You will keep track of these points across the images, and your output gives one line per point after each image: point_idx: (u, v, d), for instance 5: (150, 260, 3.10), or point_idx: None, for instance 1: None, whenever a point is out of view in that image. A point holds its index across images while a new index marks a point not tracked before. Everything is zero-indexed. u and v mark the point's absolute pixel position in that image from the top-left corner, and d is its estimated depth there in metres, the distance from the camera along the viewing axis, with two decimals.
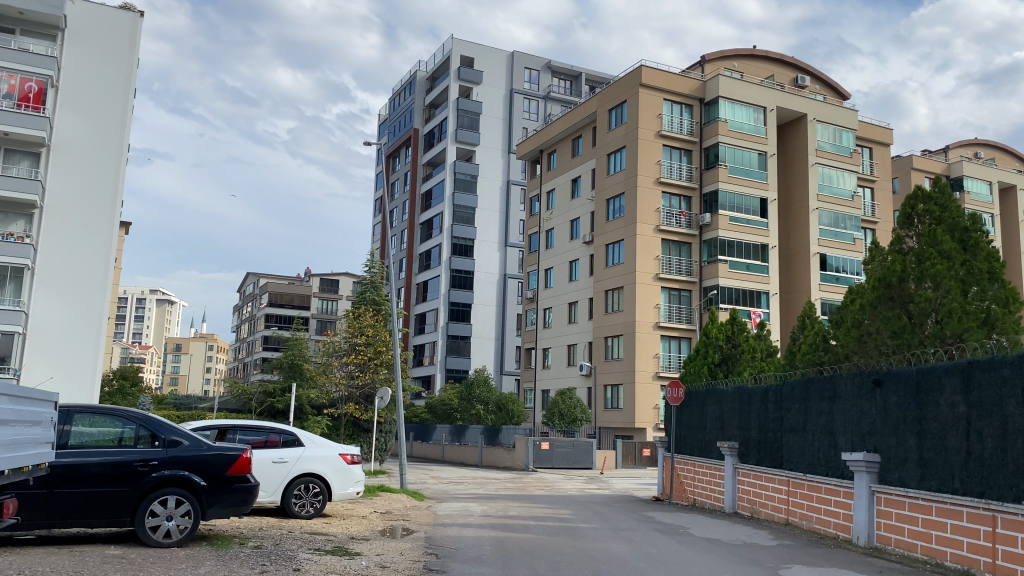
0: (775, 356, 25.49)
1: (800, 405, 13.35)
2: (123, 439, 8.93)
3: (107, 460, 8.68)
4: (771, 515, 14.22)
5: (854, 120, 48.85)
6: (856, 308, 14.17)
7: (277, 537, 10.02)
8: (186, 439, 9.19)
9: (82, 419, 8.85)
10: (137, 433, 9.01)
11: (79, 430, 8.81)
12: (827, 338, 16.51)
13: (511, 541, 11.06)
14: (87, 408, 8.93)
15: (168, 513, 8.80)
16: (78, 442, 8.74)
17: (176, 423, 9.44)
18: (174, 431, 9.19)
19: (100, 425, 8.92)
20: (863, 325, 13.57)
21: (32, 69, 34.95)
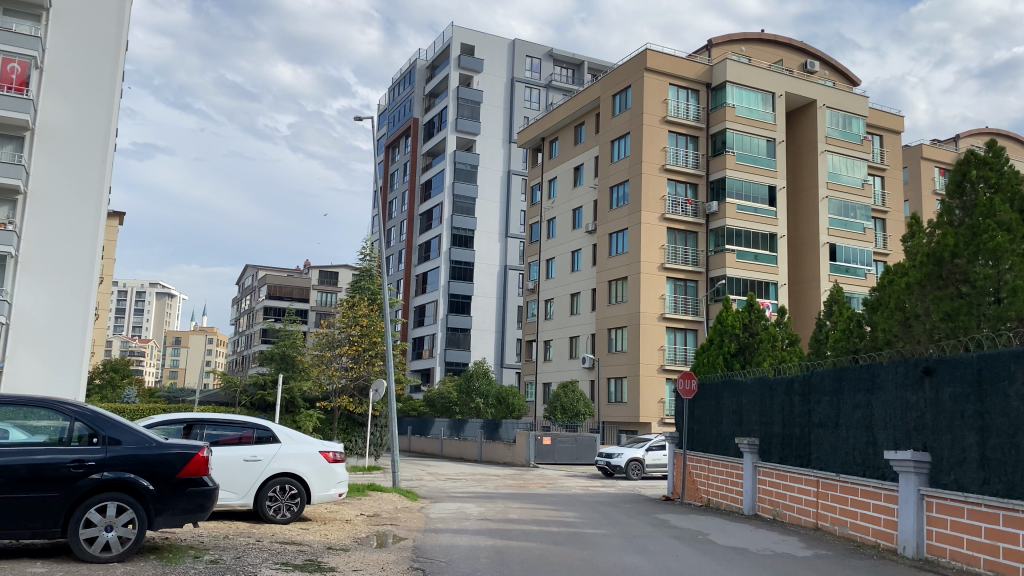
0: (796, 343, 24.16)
1: (831, 398, 12.07)
2: (59, 437, 7.58)
3: (39, 461, 7.35)
4: (797, 519, 12.93)
5: (865, 106, 47.39)
6: (899, 286, 12.96)
7: (240, 548, 8.68)
8: (132, 436, 7.86)
9: (19, 412, 7.50)
10: (75, 430, 7.65)
11: (15, 426, 7.50)
12: (862, 324, 15.35)
13: (511, 550, 9.77)
14: (20, 400, 7.56)
15: (107, 522, 7.50)
16: (9, 439, 7.42)
17: (124, 419, 8.10)
18: (120, 428, 7.84)
19: (31, 418, 7.55)
20: (910, 303, 12.40)
21: (15, 50, 33.74)
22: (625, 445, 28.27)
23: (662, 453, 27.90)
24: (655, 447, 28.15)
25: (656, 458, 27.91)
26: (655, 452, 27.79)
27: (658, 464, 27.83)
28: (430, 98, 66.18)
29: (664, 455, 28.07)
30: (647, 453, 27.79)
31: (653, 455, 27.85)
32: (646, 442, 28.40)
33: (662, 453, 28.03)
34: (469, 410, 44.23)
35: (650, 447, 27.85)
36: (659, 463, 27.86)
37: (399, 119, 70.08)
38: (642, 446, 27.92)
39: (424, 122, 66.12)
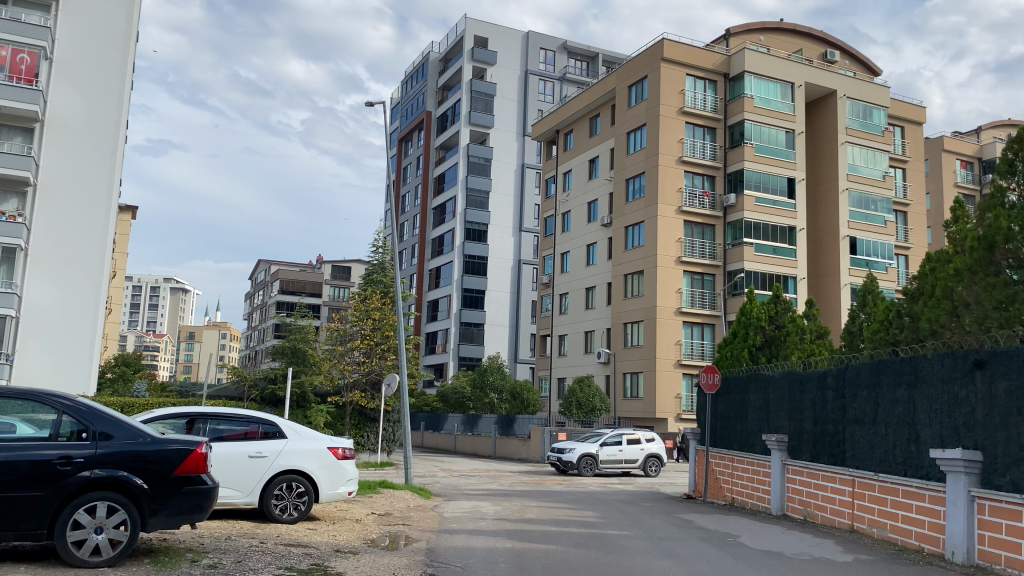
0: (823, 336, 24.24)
1: (869, 392, 11.42)
2: (54, 432, 7.04)
3: (31, 456, 6.83)
4: (830, 520, 12.28)
5: (886, 97, 46.42)
6: (948, 273, 13.07)
7: (243, 551, 8.12)
8: (129, 432, 7.29)
9: (26, 405, 7.03)
10: (68, 423, 7.11)
11: (23, 420, 7.01)
12: (904, 313, 15.43)
13: (532, 554, 9.16)
14: (26, 392, 7.09)
15: (97, 524, 6.93)
16: (14, 433, 6.93)
17: (124, 415, 7.55)
18: (117, 423, 7.28)
19: (31, 410, 7.05)
20: (960, 291, 12.62)
21: (24, 40, 33.16)
22: (580, 441, 26.99)
23: (616, 448, 26.42)
24: (610, 442, 26.69)
25: (609, 454, 26.39)
26: (609, 447, 26.33)
27: (612, 461, 26.31)
28: (443, 91, 65.62)
29: (619, 450, 26.55)
30: (599, 448, 26.38)
31: (607, 450, 26.38)
32: (602, 437, 27.05)
33: (617, 449, 26.51)
34: (483, 407, 43.58)
35: (603, 442, 26.46)
36: (613, 459, 26.32)
37: (412, 112, 69.48)
38: (596, 442, 26.58)
39: (437, 115, 65.46)
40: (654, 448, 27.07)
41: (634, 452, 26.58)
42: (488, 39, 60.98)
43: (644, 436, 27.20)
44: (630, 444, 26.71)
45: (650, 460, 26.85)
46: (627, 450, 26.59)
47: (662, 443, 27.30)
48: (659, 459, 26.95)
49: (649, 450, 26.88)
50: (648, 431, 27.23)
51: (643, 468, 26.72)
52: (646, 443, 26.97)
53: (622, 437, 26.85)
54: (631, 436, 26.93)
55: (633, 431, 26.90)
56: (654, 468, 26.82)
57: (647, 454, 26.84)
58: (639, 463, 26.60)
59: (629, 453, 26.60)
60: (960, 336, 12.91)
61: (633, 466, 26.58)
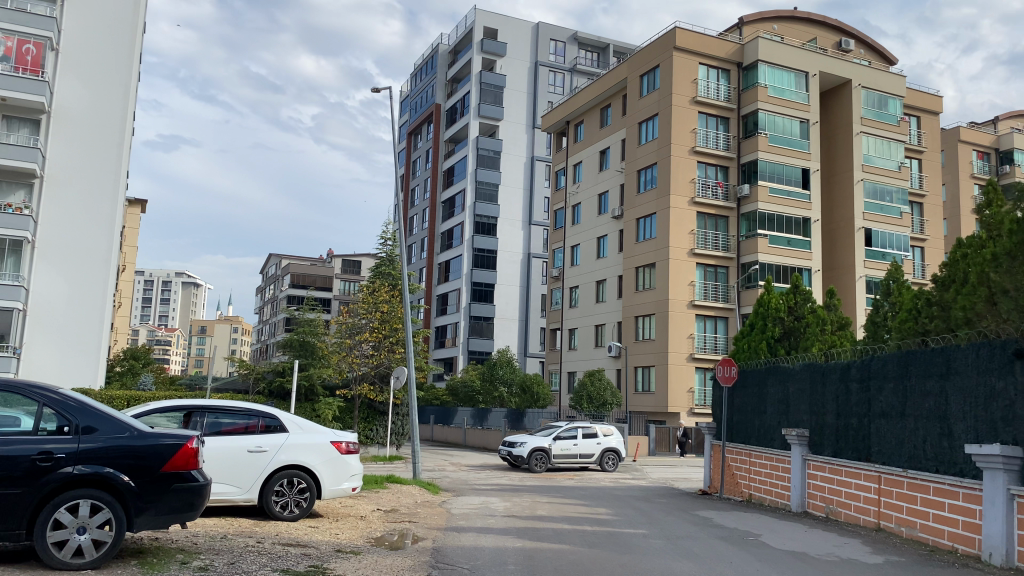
0: (842, 323, 24.09)
1: (897, 384, 10.89)
2: (51, 427, 6.66)
3: (24, 450, 6.44)
4: (855, 518, 11.77)
5: (902, 86, 45.62)
6: (986, 258, 12.72)
7: (237, 552, 7.68)
8: (121, 428, 6.86)
9: (32, 398, 6.69)
10: (61, 418, 6.70)
11: (30, 413, 6.67)
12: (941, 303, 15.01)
13: (544, 553, 8.70)
14: (31, 385, 6.76)
15: (79, 523, 6.50)
16: (16, 427, 6.59)
17: (118, 411, 7.14)
18: (109, 420, 6.85)
19: (31, 405, 6.69)
20: (998, 277, 12.22)
21: (30, 30, 32.72)
22: (533, 434, 25.65)
23: (571, 443, 25.20)
24: (565, 436, 25.45)
25: (564, 448, 25.19)
26: (563, 441, 25.14)
27: (566, 455, 25.14)
28: (453, 84, 65.15)
29: (574, 444, 25.36)
30: (553, 442, 25.12)
31: (560, 444, 25.14)
32: (556, 430, 25.72)
33: (572, 443, 25.33)
34: (493, 400, 43.08)
35: (557, 435, 25.19)
36: (567, 454, 25.17)
37: (421, 105, 69.06)
38: (550, 435, 25.29)
39: (446, 108, 64.96)
40: (612, 442, 26.11)
41: (590, 447, 25.48)
42: (497, 31, 60.49)
43: (601, 428, 26.10)
44: (586, 438, 25.57)
45: (607, 454, 25.93)
46: (582, 445, 25.44)
47: (620, 437, 26.30)
48: (617, 453, 26.03)
49: (607, 444, 25.83)
50: (605, 425, 26.12)
51: (599, 463, 25.72)
52: (603, 437, 25.91)
53: (577, 431, 25.59)
54: (587, 429, 25.78)
55: (590, 424, 25.71)
56: (611, 462, 25.89)
57: (604, 448, 25.83)
58: (594, 458, 25.56)
59: (584, 447, 25.47)
60: (997, 323, 12.81)
61: (588, 461, 25.49)
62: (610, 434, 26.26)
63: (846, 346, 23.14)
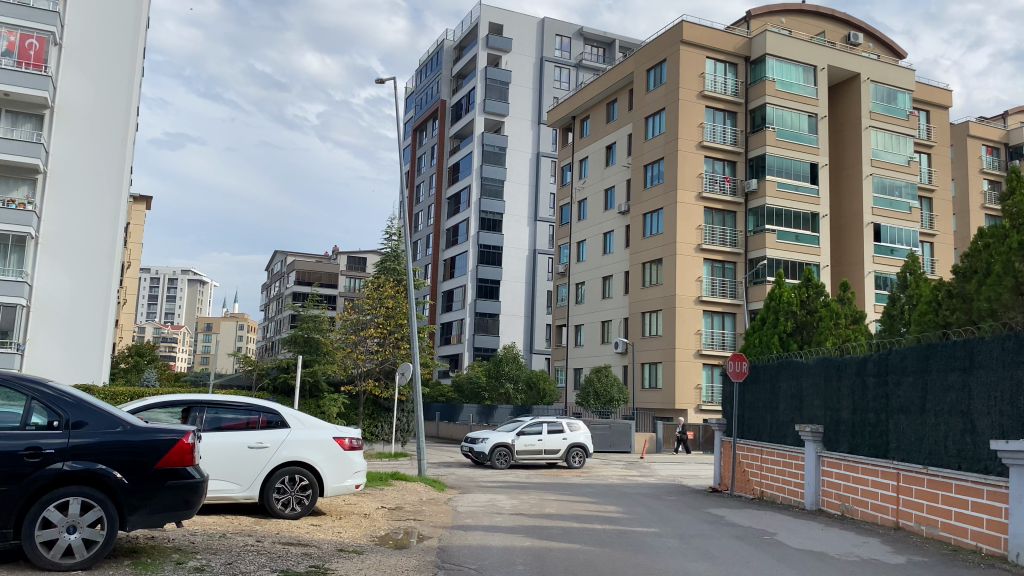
0: (857, 318, 24.18)
1: (916, 378, 10.57)
2: (44, 423, 6.39)
3: (15, 446, 6.17)
4: (872, 516, 11.46)
5: (911, 80, 45.12)
6: None
7: (236, 552, 7.41)
8: (115, 423, 6.58)
9: (27, 393, 6.43)
10: (54, 414, 6.43)
11: (26, 407, 6.42)
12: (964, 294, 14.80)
13: (554, 554, 8.39)
14: (25, 379, 6.50)
15: (70, 522, 6.23)
16: (10, 423, 6.33)
17: (114, 406, 6.88)
18: (103, 415, 6.58)
19: (23, 401, 6.42)
20: None
21: (33, 25, 32.39)
22: (495, 430, 24.61)
23: (535, 438, 24.06)
24: (529, 431, 24.29)
25: (528, 444, 24.03)
26: (527, 437, 23.98)
27: (529, 451, 23.98)
28: (458, 79, 64.81)
29: (539, 440, 24.19)
30: (516, 438, 23.99)
31: (524, 439, 23.97)
32: (519, 425, 24.62)
33: (536, 438, 24.17)
34: (499, 397, 42.92)
35: (521, 431, 24.07)
36: (531, 449, 24.00)
37: (426, 102, 68.75)
38: (513, 431, 24.19)
39: (451, 104, 64.56)
40: (579, 437, 25.02)
41: (556, 442, 24.37)
42: (503, 26, 60.05)
43: (566, 423, 25.02)
44: (552, 434, 24.42)
45: (574, 450, 24.83)
46: (548, 440, 24.31)
47: (587, 431, 25.24)
48: (583, 448, 24.99)
49: (573, 439, 24.75)
50: (572, 419, 25.04)
51: (565, 458, 24.64)
52: (569, 432, 24.82)
53: (542, 426, 24.50)
54: (552, 424, 24.67)
55: (555, 419, 24.61)
56: (578, 458, 24.82)
57: (570, 444, 24.73)
58: (560, 454, 24.44)
59: (550, 443, 24.34)
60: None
61: (553, 457, 24.36)
62: (576, 429, 25.17)
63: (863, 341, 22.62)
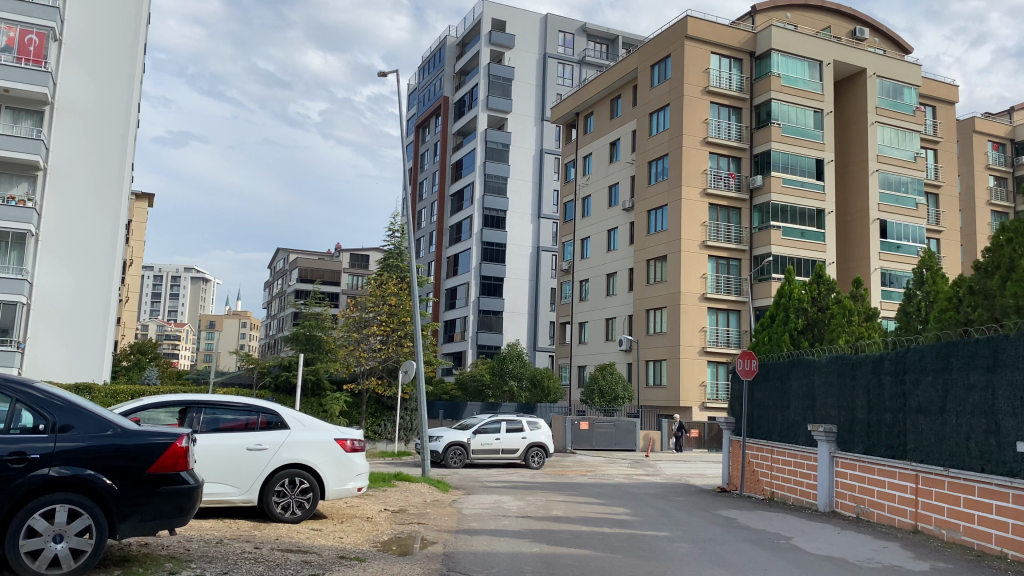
0: (871, 315, 24.10)
1: (935, 377, 10.25)
2: (30, 427, 6.09)
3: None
4: (889, 519, 11.13)
5: (918, 75, 44.71)
6: None
7: (234, 559, 7.11)
8: (108, 427, 6.30)
9: (14, 395, 6.14)
10: (42, 418, 6.13)
11: (12, 408, 6.12)
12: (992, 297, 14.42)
13: (565, 560, 8.09)
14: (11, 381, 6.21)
15: (56, 531, 5.92)
16: None
17: (104, 409, 6.58)
18: (92, 418, 6.29)
19: (7, 404, 6.12)
20: None
21: (33, 20, 32.09)
22: (450, 428, 23.80)
23: (492, 437, 23.22)
24: (486, 429, 23.46)
25: (484, 444, 23.21)
26: (484, 436, 23.18)
27: (486, 451, 23.16)
28: (460, 76, 64.52)
29: (496, 439, 23.35)
30: (471, 437, 23.17)
31: (480, 439, 23.18)
32: (477, 424, 23.76)
33: (494, 437, 23.33)
34: (503, 395, 42.66)
35: (477, 429, 23.23)
36: (487, 449, 23.16)
37: (428, 99, 68.44)
38: (469, 429, 23.38)
39: (454, 100, 64.23)
40: (539, 437, 24.13)
41: (514, 442, 23.49)
42: (506, 22, 59.72)
43: (527, 422, 24.18)
44: (510, 432, 23.56)
45: (534, 450, 23.87)
46: (506, 439, 23.45)
47: (547, 431, 24.38)
48: (544, 448, 24.08)
49: (532, 439, 23.85)
50: (532, 418, 24.18)
51: (524, 459, 23.69)
52: (529, 431, 23.96)
53: (500, 425, 23.65)
54: (512, 422, 23.82)
55: (514, 418, 23.76)
56: (537, 459, 23.87)
57: (529, 443, 23.81)
58: (518, 454, 23.54)
59: (508, 442, 23.46)
60: None
61: (511, 457, 23.47)
62: (536, 429, 24.31)
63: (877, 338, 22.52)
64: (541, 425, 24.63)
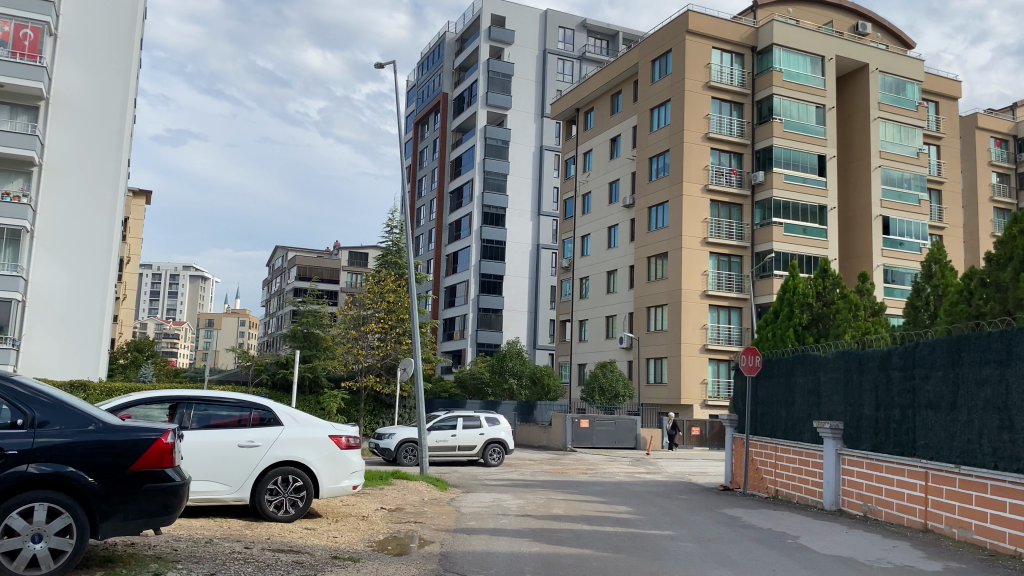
0: (878, 309, 23.89)
1: (946, 372, 9.99)
2: (10, 422, 5.83)
3: None
4: (899, 518, 10.86)
5: (920, 70, 44.41)
6: None
7: (223, 560, 6.85)
8: (90, 423, 6.04)
9: None
10: (21, 413, 5.87)
11: None
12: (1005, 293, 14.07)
13: (568, 560, 7.83)
14: None
15: (35, 530, 5.64)
16: None
17: (88, 404, 6.32)
18: (74, 412, 6.03)
19: None
20: None
21: (27, 14, 31.75)
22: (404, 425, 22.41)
23: (446, 434, 22.75)
24: (442, 426, 23.00)
25: (438, 440, 22.71)
26: (438, 432, 22.72)
27: (441, 447, 22.70)
28: (459, 73, 64.25)
29: (451, 435, 22.87)
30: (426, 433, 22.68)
31: (435, 435, 22.74)
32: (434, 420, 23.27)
33: (449, 434, 22.87)
34: (503, 393, 42.43)
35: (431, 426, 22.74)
36: (442, 446, 22.71)
37: (427, 95, 68.12)
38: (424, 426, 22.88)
39: (453, 97, 63.94)
40: (498, 433, 23.55)
41: (471, 438, 22.97)
42: (505, 18, 59.42)
43: (485, 418, 23.60)
44: (467, 429, 23.05)
45: (492, 446, 23.34)
46: (462, 436, 22.95)
47: (508, 428, 23.79)
48: (503, 445, 23.50)
49: (490, 435, 23.28)
50: (490, 413, 23.61)
51: (482, 455, 23.20)
52: (487, 428, 23.39)
53: (457, 421, 23.13)
54: (469, 419, 23.28)
55: (471, 414, 23.21)
56: (496, 455, 23.35)
57: (487, 440, 23.25)
58: (475, 450, 23.03)
59: (464, 439, 22.95)
60: None
61: (467, 454, 22.98)
62: (497, 425, 23.71)
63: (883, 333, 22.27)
64: (502, 421, 23.95)
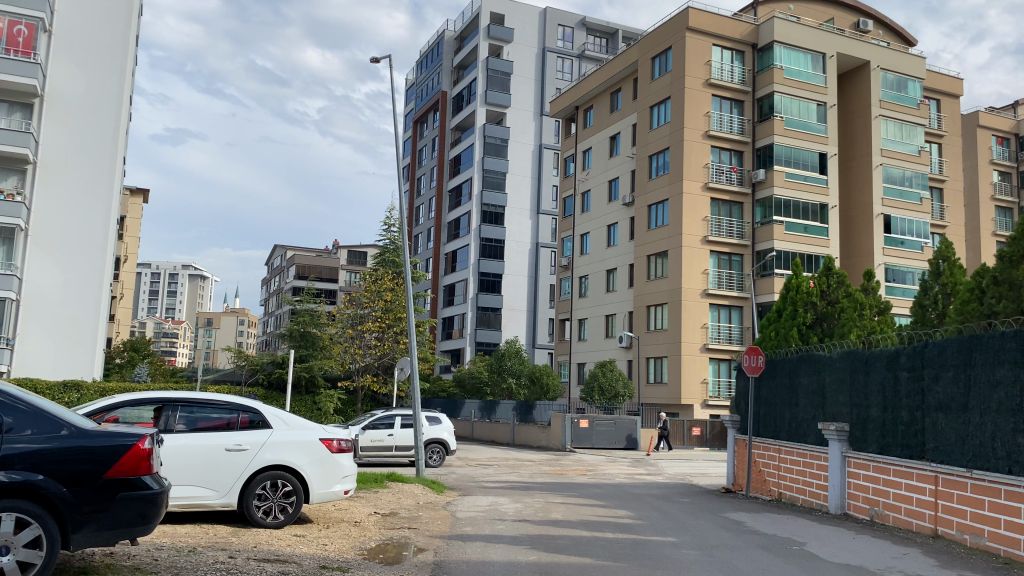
0: (882, 308, 23.60)
1: (958, 373, 9.67)
2: None
3: None
4: (908, 523, 10.52)
5: (922, 68, 44.08)
6: None
7: (204, 570, 6.51)
8: (62, 428, 5.73)
9: None
10: None
11: None
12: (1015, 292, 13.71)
13: (568, 569, 7.52)
14: None
15: (2, 542, 5.29)
16: None
17: (60, 408, 6.01)
18: (44, 418, 5.72)
19: None
20: None
21: (21, 10, 31.41)
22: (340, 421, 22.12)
23: (384, 434, 22.11)
24: (379, 425, 22.35)
25: (374, 440, 22.10)
26: (375, 432, 22.07)
27: (376, 447, 22.08)
28: (458, 71, 63.93)
29: (388, 435, 22.24)
30: (360, 433, 22.03)
31: (371, 435, 22.10)
32: (372, 417, 22.70)
33: (386, 434, 22.23)
34: (501, 392, 42.15)
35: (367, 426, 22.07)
36: (378, 446, 22.11)
37: (426, 94, 67.73)
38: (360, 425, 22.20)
39: (452, 95, 63.60)
40: (440, 433, 22.97)
41: (410, 438, 22.36)
42: (505, 16, 59.06)
43: (428, 417, 23.01)
44: (405, 429, 22.40)
45: (432, 447, 22.78)
46: (400, 436, 22.31)
47: (450, 428, 23.21)
48: (444, 446, 22.93)
49: (430, 435, 22.73)
50: (433, 413, 22.98)
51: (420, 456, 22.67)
52: (427, 427, 22.81)
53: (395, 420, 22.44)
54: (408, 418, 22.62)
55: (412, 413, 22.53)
56: (435, 456, 22.82)
57: (426, 440, 22.70)
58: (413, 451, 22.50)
59: (402, 439, 22.33)
60: None
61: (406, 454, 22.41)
62: (439, 424, 23.14)
63: (888, 332, 22.02)
64: (444, 420, 23.40)
